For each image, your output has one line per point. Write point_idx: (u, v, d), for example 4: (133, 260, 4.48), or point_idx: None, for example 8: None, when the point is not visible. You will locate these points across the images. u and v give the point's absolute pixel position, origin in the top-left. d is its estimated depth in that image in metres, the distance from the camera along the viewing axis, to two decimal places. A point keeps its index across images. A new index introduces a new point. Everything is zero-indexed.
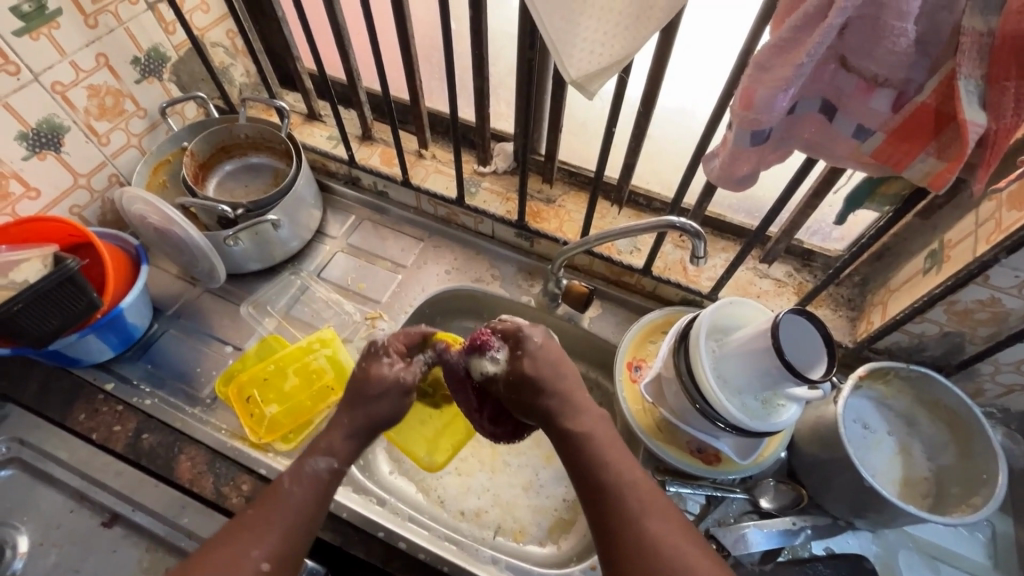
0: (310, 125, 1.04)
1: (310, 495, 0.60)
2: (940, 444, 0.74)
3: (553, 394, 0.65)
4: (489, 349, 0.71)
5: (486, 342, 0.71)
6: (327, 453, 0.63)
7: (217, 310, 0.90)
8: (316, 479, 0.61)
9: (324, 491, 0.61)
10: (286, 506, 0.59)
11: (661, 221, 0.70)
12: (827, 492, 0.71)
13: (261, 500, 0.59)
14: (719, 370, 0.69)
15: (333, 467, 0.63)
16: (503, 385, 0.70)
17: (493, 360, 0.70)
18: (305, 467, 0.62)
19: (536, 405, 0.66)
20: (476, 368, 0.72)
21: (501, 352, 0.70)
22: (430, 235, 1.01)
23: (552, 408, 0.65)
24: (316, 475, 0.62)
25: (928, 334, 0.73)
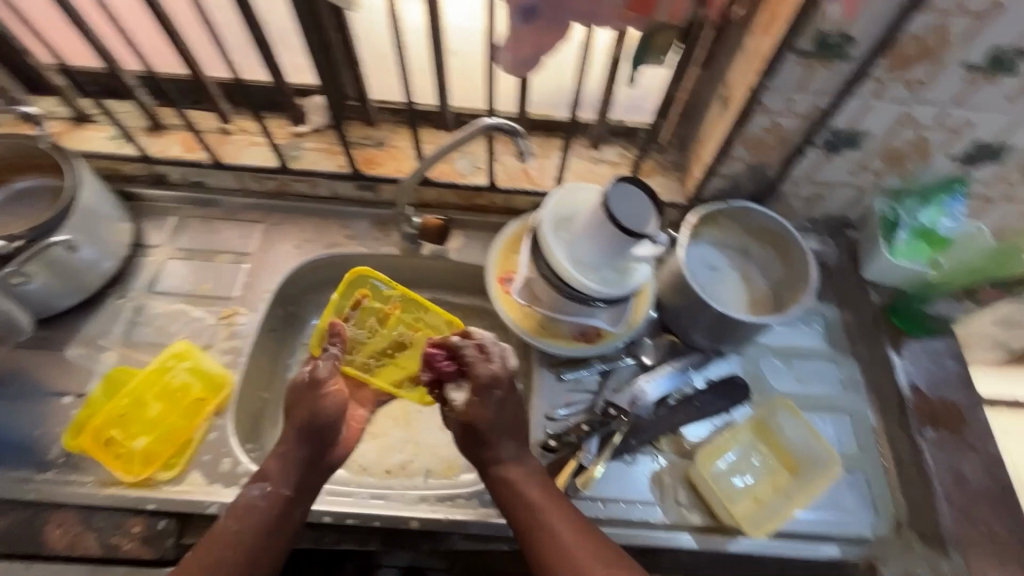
0: (82, 129, 0.89)
1: (247, 522, 0.63)
2: (770, 261, 0.85)
3: (498, 448, 0.70)
4: (461, 360, 0.73)
5: (450, 365, 0.74)
6: (260, 481, 0.66)
7: (42, 363, 0.78)
8: (251, 506, 0.65)
9: (261, 521, 0.64)
10: (218, 538, 0.62)
11: (480, 127, 0.70)
12: (694, 332, 0.80)
13: (203, 541, 0.62)
14: (574, 253, 0.72)
15: (266, 492, 0.66)
16: (458, 423, 0.73)
17: (457, 389, 0.75)
18: (241, 501, 0.65)
19: (482, 453, 0.71)
20: (448, 388, 0.75)
21: (461, 390, 0.75)
22: (268, 214, 0.93)
23: (489, 446, 0.70)
24: (252, 502, 0.65)
25: (738, 171, 0.81)
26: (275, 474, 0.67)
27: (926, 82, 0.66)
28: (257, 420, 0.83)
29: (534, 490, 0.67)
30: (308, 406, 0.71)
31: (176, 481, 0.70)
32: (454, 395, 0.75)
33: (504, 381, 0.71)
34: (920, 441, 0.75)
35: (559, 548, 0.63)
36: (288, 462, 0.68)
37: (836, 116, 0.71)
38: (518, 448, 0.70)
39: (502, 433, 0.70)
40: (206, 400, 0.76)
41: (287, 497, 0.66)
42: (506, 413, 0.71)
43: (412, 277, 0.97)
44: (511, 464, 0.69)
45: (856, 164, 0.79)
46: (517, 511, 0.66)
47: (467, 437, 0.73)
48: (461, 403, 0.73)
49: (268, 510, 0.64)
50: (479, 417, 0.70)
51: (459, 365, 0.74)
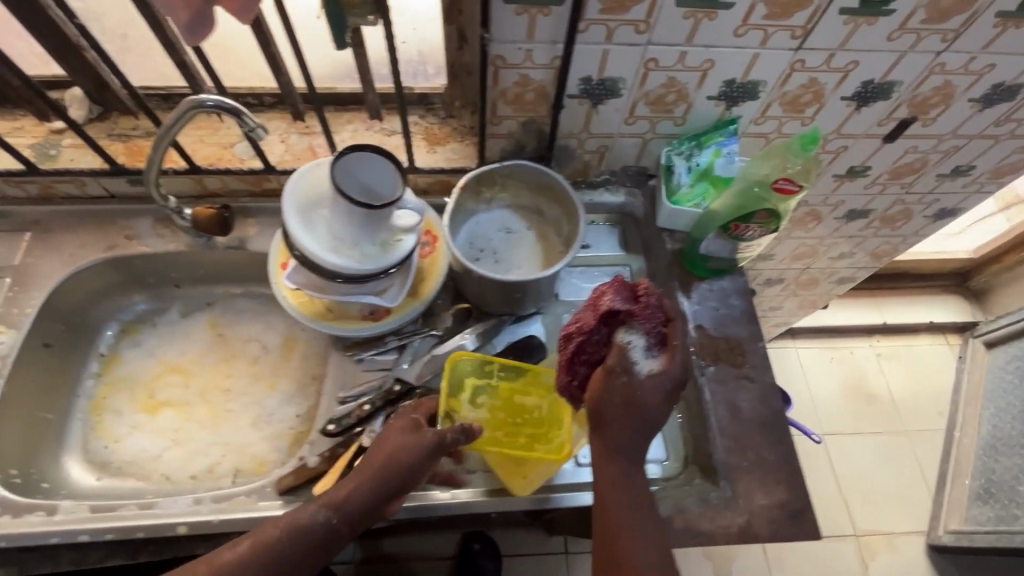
0: None
1: (294, 541, 0.59)
2: (559, 217, 0.85)
3: (631, 445, 0.62)
4: (654, 313, 0.62)
5: (658, 329, 0.62)
6: (330, 503, 0.61)
7: None
8: (309, 526, 0.60)
9: (314, 539, 0.60)
10: (254, 548, 0.58)
11: (192, 104, 0.68)
12: (484, 298, 0.79)
13: (253, 538, 0.59)
14: (323, 232, 0.69)
15: (328, 520, 0.61)
16: (608, 399, 0.61)
17: (644, 350, 0.62)
18: (304, 517, 0.60)
19: (612, 440, 0.62)
20: (625, 338, 0.61)
21: (656, 360, 0.62)
22: (37, 221, 0.86)
23: (632, 422, 0.61)
24: (306, 521, 0.60)
25: (513, 129, 0.80)
26: (349, 509, 0.61)
27: (648, 21, 0.65)
28: (36, 444, 0.78)
29: (642, 486, 0.61)
30: (392, 443, 0.64)
31: None
32: (634, 348, 0.61)
33: (683, 381, 0.63)
34: (700, 375, 0.76)
35: (640, 537, 0.59)
36: (363, 482, 0.62)
37: (578, 64, 0.70)
38: (630, 452, 0.62)
39: (636, 421, 0.61)
40: None
41: (331, 530, 0.61)
42: (664, 408, 0.62)
43: (217, 273, 0.92)
44: (627, 458, 0.62)
45: (625, 113, 0.78)
46: (611, 505, 0.60)
47: (605, 419, 0.61)
48: (653, 367, 0.61)
49: (324, 534, 0.61)
50: (647, 391, 0.61)
51: (667, 323, 0.63)
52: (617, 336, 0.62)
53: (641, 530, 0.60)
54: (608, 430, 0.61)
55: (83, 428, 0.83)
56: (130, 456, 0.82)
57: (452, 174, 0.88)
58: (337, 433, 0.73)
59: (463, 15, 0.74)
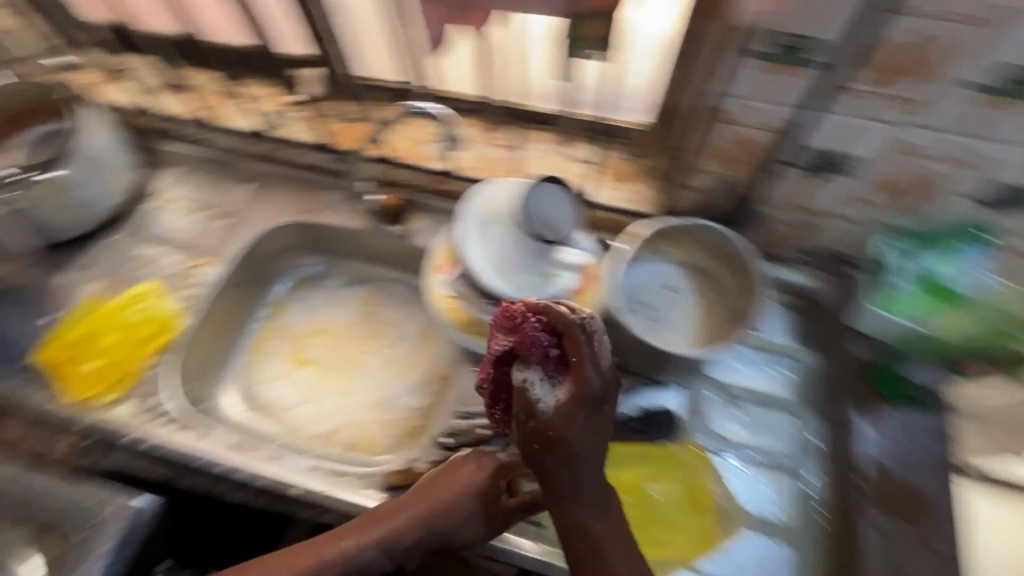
0: (114, 83, 1.00)
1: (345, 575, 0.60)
2: (730, 288, 0.76)
3: (575, 480, 0.54)
4: (545, 355, 0.56)
5: (552, 353, 0.55)
6: (364, 543, 0.61)
7: (41, 283, 0.89)
8: (367, 567, 0.61)
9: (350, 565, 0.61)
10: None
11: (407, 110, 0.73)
12: (628, 353, 0.74)
13: (308, 567, 0.60)
14: (489, 249, 0.69)
15: (378, 557, 0.61)
16: (534, 441, 0.55)
17: (544, 381, 0.55)
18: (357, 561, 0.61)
19: (558, 480, 0.55)
20: (517, 377, 0.55)
21: (559, 388, 0.55)
22: (257, 177, 0.99)
23: (569, 464, 0.54)
24: (362, 560, 0.61)
25: (708, 184, 0.74)
26: (397, 548, 0.62)
27: (919, 97, 0.55)
28: (207, 366, 0.90)
29: (593, 515, 0.55)
30: (449, 485, 0.64)
31: (112, 404, 0.78)
32: (535, 387, 0.55)
33: (603, 396, 0.55)
34: (863, 522, 0.65)
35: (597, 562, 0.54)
36: (381, 519, 0.63)
37: (809, 131, 0.62)
38: (589, 481, 0.55)
39: (563, 463, 0.54)
40: (155, 338, 0.83)
41: (359, 563, 0.61)
42: (593, 427, 0.55)
43: (380, 255, 0.99)
44: (575, 496, 0.55)
45: (845, 193, 0.68)
46: (568, 534, 0.55)
47: (547, 458, 0.54)
48: (552, 403, 0.54)
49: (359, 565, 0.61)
50: (560, 426, 0.53)
51: (563, 357, 0.55)
52: (514, 376, 0.56)
53: (596, 561, 0.54)
54: (552, 471, 0.55)
55: (243, 364, 0.93)
56: (272, 400, 0.91)
57: (624, 216, 0.84)
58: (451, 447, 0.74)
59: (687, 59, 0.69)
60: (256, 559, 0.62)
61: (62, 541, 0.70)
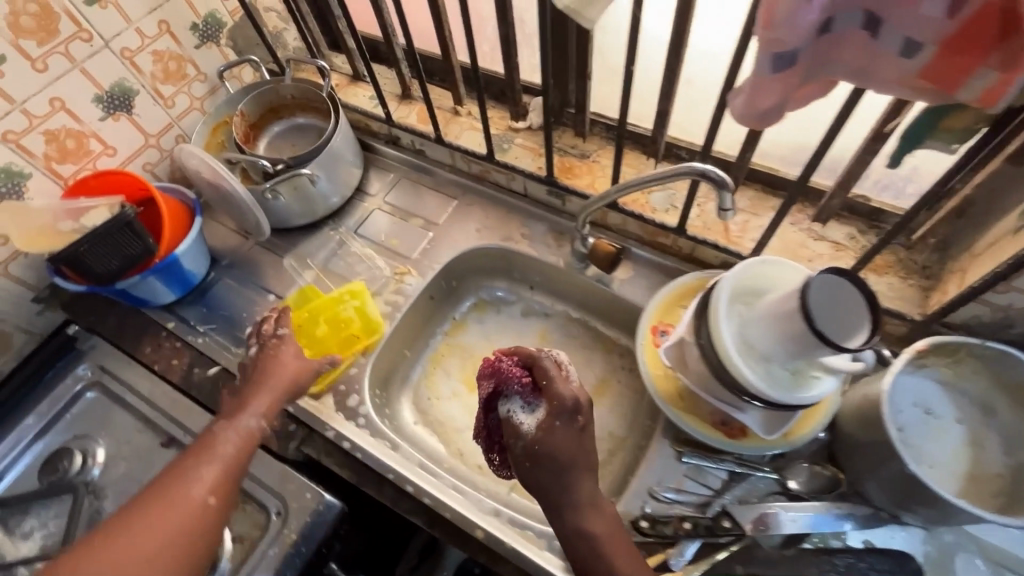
0: (354, 86, 1.07)
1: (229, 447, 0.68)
2: (1017, 435, 0.63)
3: (571, 486, 0.61)
4: (531, 391, 0.66)
5: (524, 383, 0.66)
6: (246, 412, 0.72)
7: (266, 262, 0.97)
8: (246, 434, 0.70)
9: (244, 443, 0.70)
10: (211, 446, 0.68)
11: (685, 167, 0.64)
12: (870, 480, 0.63)
13: (199, 446, 0.68)
14: (744, 333, 0.62)
15: (261, 425, 0.71)
16: (524, 450, 0.63)
17: (524, 408, 0.65)
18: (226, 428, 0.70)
19: (549, 490, 0.62)
20: (504, 407, 0.66)
21: (537, 408, 0.65)
22: (463, 194, 1.01)
23: (568, 480, 0.61)
24: (228, 437, 0.69)
25: (1016, 306, 0.61)
26: (257, 406, 0.72)
27: None
28: (391, 372, 0.91)
29: (599, 526, 0.60)
30: (279, 372, 0.76)
31: (314, 396, 0.81)
32: (515, 409, 0.65)
33: (578, 408, 0.63)
34: None
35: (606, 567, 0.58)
36: (257, 387, 0.74)
37: None
38: (569, 496, 0.61)
39: (551, 472, 0.61)
40: (359, 339, 0.86)
41: (255, 433, 0.71)
42: (576, 441, 0.62)
43: (568, 292, 0.96)
44: (572, 504, 0.61)
45: None
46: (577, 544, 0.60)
47: (538, 468, 0.62)
48: (534, 423, 0.64)
49: (248, 442, 0.70)
50: (541, 439, 0.62)
51: (538, 387, 0.65)
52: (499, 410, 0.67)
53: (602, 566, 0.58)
54: (556, 487, 0.61)
55: (421, 376, 0.94)
56: (442, 418, 0.91)
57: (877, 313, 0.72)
58: (646, 534, 0.66)
59: None
60: (189, 451, 0.68)
61: (257, 516, 0.74)
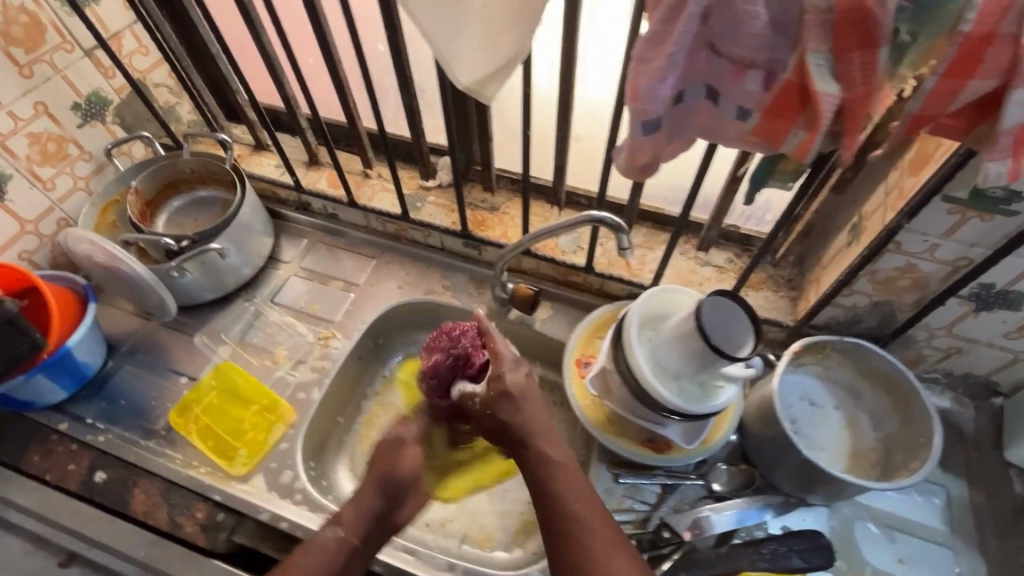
0: (258, 155, 1.06)
1: (320, 563, 0.61)
2: (883, 412, 0.74)
3: (526, 423, 0.66)
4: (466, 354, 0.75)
5: (458, 352, 0.75)
6: (334, 523, 0.64)
7: (174, 343, 0.90)
8: (326, 547, 0.62)
9: (335, 563, 0.61)
10: (295, 572, 0.60)
11: (585, 216, 0.71)
12: (777, 471, 0.72)
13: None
14: (656, 356, 0.70)
15: (338, 535, 0.63)
16: (479, 402, 0.69)
17: (471, 383, 0.74)
18: (316, 539, 0.63)
19: (509, 427, 0.66)
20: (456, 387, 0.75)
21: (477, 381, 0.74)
22: (381, 252, 1.03)
23: (515, 434, 0.66)
24: (324, 543, 0.63)
25: (860, 305, 0.74)
26: (348, 517, 0.65)
27: None
28: (324, 445, 0.87)
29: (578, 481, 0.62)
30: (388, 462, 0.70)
31: (242, 479, 0.77)
32: (460, 385, 0.75)
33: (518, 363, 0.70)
34: None
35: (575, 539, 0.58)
36: (360, 508, 0.65)
37: (990, 272, 0.62)
38: (541, 436, 0.65)
39: (501, 425, 0.67)
40: (271, 407, 0.83)
41: (356, 546, 0.63)
42: (527, 386, 0.68)
43: (494, 337, 0.99)
44: (539, 442, 0.65)
45: (1011, 327, 0.68)
46: (545, 497, 0.61)
47: (498, 411, 0.67)
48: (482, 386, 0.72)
49: (332, 561, 0.62)
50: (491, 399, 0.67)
51: (473, 357, 0.75)
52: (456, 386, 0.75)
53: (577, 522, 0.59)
54: (522, 432, 0.65)
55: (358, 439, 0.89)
56: None
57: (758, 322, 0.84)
58: None
59: (850, 188, 0.71)
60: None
61: None
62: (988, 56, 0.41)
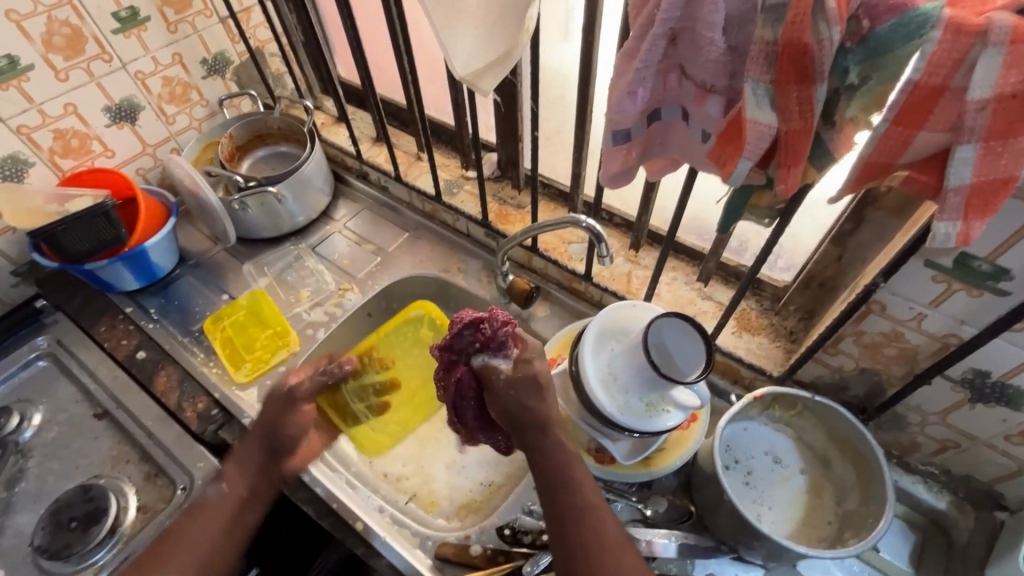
0: (337, 126, 1.21)
1: (205, 520, 0.68)
2: (848, 486, 0.69)
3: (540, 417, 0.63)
4: (493, 339, 0.67)
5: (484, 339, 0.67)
6: (218, 480, 0.71)
7: (229, 266, 1.07)
8: (215, 505, 0.69)
9: (229, 510, 0.69)
10: (181, 533, 0.68)
11: (569, 219, 0.76)
12: (713, 514, 0.70)
13: (164, 536, 0.68)
14: (610, 366, 0.71)
15: (223, 490, 0.70)
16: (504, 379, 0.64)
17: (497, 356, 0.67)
18: (197, 500, 0.70)
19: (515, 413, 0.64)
20: (481, 359, 0.67)
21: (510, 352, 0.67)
22: (415, 228, 1.12)
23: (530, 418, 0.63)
24: (207, 501, 0.70)
25: (847, 368, 0.70)
26: (230, 471, 0.71)
27: None
28: None
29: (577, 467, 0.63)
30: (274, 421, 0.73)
31: (242, 387, 0.89)
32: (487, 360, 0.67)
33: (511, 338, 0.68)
34: None
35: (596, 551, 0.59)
36: (247, 468, 0.71)
37: (980, 356, 0.57)
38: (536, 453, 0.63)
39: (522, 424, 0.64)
40: (283, 338, 0.95)
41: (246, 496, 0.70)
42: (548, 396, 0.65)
43: None
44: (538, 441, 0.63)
45: (1012, 430, 0.61)
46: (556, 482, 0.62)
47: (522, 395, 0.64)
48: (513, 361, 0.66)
49: (224, 505, 0.70)
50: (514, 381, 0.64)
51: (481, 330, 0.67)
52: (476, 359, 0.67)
53: (588, 527, 0.60)
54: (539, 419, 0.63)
55: None
56: None
57: (744, 367, 0.81)
58: (507, 541, 0.72)
59: (854, 243, 0.67)
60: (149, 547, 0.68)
61: (165, 490, 0.82)
62: (940, 107, 0.40)
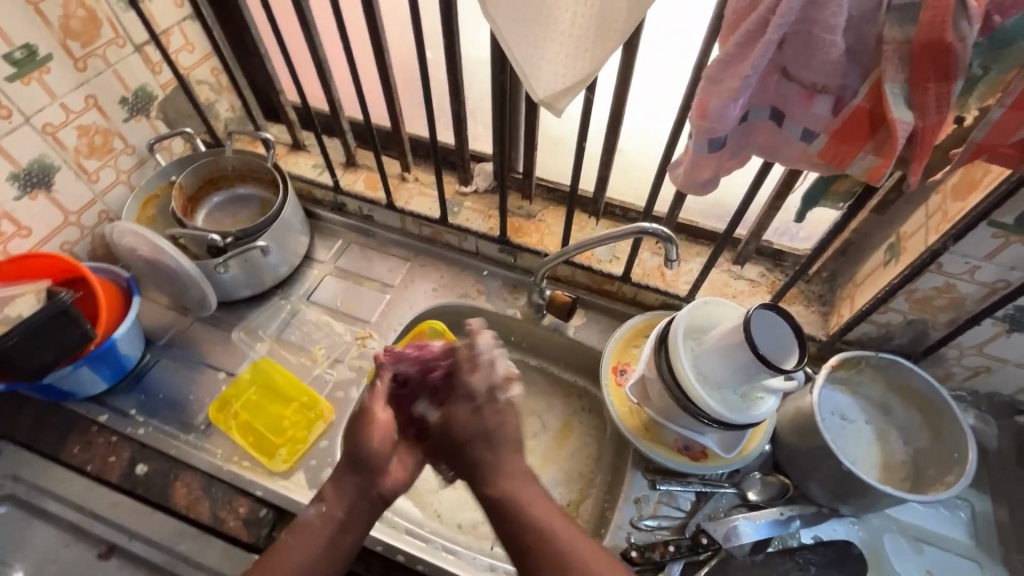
0: (295, 155, 1.07)
1: (303, 544, 0.58)
2: (913, 426, 0.77)
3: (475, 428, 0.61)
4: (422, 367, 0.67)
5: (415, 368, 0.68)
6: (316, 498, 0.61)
7: (211, 338, 0.91)
8: (308, 526, 0.59)
9: (331, 529, 0.59)
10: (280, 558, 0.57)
11: (634, 228, 0.74)
12: (811, 481, 0.74)
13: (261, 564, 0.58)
14: (700, 367, 0.71)
15: (321, 510, 0.60)
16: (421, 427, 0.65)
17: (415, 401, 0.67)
18: (298, 517, 0.60)
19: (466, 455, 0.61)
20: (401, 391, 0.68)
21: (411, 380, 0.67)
22: (416, 255, 1.03)
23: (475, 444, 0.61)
24: (308, 520, 0.60)
25: (894, 322, 0.76)
26: (330, 489, 0.61)
27: None
28: None
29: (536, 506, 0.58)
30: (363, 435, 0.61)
31: (283, 476, 0.78)
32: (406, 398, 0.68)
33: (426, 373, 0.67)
34: None
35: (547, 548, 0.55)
36: (346, 485, 0.61)
37: None
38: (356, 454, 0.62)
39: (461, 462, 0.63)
40: (311, 409, 0.84)
41: (344, 518, 0.59)
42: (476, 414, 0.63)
43: (527, 342, 1.00)
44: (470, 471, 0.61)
45: None
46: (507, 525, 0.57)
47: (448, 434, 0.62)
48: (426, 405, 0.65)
49: (323, 530, 0.59)
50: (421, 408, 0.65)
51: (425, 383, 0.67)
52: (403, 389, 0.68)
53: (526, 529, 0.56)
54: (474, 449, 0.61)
55: None
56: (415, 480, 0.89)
57: None
58: (637, 563, 0.71)
59: (890, 211, 0.73)
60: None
61: None
62: None
